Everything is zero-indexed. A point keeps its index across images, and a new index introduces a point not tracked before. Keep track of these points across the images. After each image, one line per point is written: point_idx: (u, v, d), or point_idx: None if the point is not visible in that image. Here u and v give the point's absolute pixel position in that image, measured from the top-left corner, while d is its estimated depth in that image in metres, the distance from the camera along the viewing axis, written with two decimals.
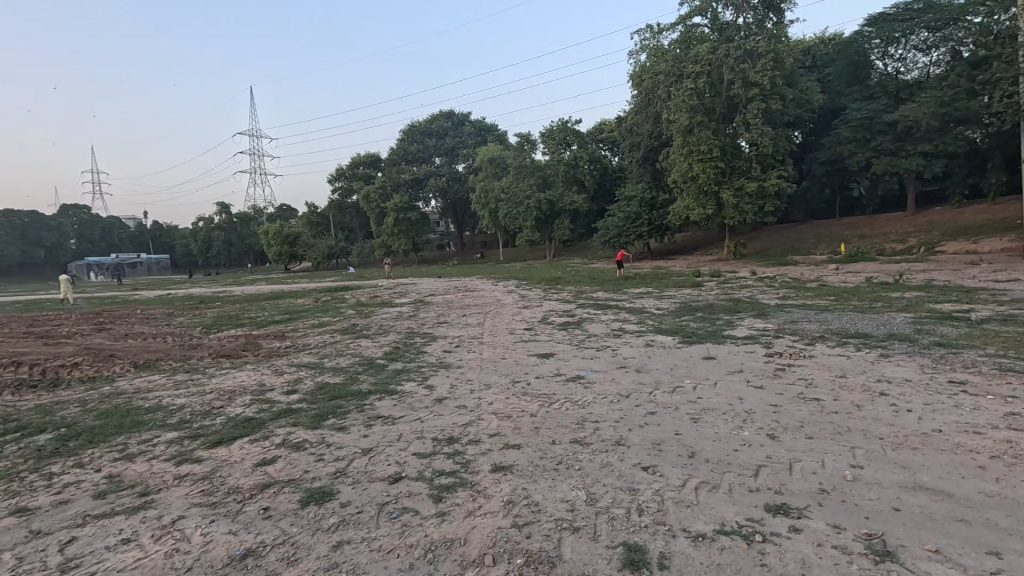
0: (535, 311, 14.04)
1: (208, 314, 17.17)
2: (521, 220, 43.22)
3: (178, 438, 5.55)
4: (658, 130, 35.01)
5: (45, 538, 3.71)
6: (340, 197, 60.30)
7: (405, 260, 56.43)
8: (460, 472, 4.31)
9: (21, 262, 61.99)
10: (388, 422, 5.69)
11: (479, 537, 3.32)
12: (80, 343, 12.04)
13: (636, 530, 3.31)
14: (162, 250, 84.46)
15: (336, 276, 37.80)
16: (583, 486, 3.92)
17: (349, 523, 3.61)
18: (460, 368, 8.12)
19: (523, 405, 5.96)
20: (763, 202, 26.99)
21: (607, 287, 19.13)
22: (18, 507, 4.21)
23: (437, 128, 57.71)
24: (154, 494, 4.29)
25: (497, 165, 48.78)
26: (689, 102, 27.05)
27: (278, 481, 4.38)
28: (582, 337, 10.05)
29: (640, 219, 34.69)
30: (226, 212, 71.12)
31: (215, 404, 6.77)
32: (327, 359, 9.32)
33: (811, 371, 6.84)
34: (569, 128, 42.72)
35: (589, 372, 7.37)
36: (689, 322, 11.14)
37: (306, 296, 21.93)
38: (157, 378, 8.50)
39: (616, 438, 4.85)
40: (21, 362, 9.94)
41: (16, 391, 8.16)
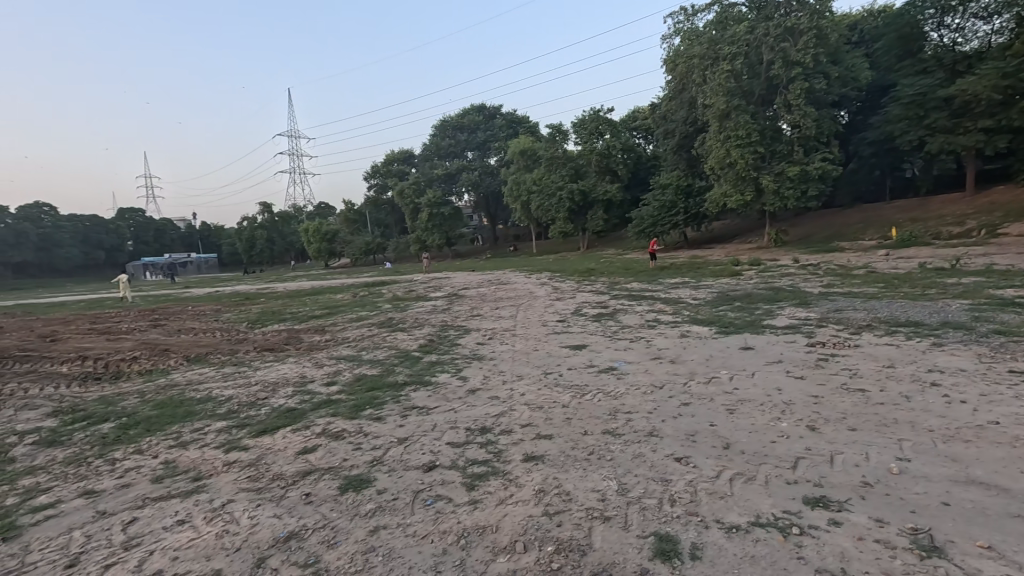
0: (568, 303, 13.99)
1: (253, 310, 17.94)
2: (553, 212, 42.96)
3: (226, 427, 5.86)
4: (694, 116, 34.26)
5: (110, 518, 3.99)
6: (376, 194, 61.57)
7: (440, 254, 57.12)
8: (492, 461, 4.38)
9: (84, 264, 66.20)
10: (422, 412, 5.82)
11: (511, 524, 3.37)
12: (138, 338, 12.81)
13: (667, 521, 3.29)
14: (210, 249, 88.37)
15: (374, 272, 38.62)
16: (614, 476, 3.91)
17: (385, 509, 3.73)
18: (493, 360, 8.21)
19: (555, 396, 5.99)
20: (806, 187, 25.88)
21: (643, 278, 18.84)
22: (85, 490, 4.55)
23: (469, 122, 57.86)
24: (206, 479, 4.55)
25: (529, 157, 48.36)
26: (726, 85, 26.21)
27: (318, 468, 4.56)
28: (615, 328, 9.97)
29: (676, 208, 33.91)
30: (269, 212, 73.76)
31: (260, 395, 7.10)
32: (365, 352, 9.60)
33: (856, 361, 6.57)
34: (602, 117, 42.09)
35: (622, 363, 7.31)
36: (727, 312, 10.86)
37: (345, 292, 22.57)
38: (207, 371, 8.97)
39: (649, 428, 4.81)
40: (86, 356, 10.69)
41: (83, 383, 8.79)
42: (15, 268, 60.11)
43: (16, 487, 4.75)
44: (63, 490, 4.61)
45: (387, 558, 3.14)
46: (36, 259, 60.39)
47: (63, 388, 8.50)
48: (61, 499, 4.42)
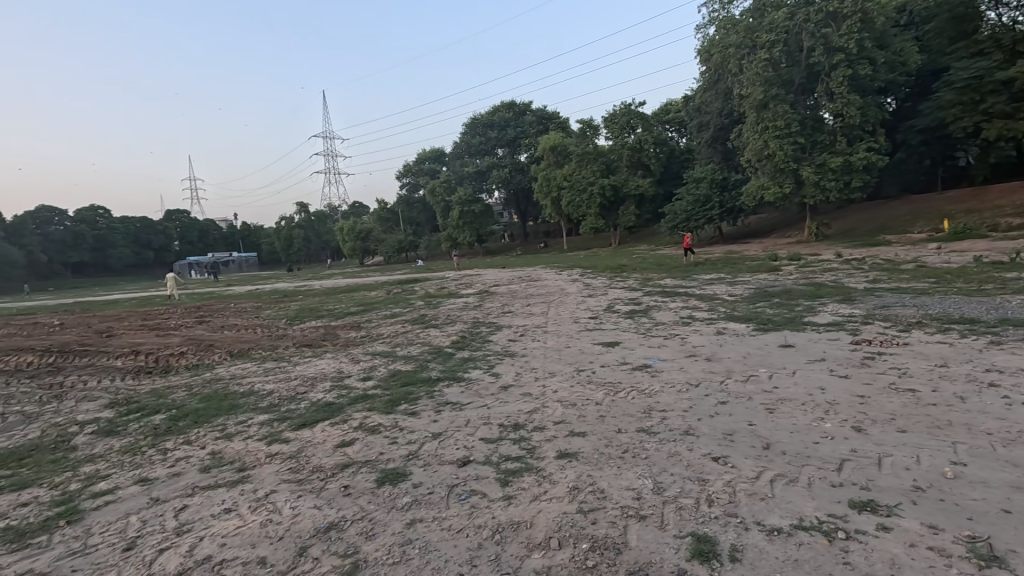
0: (600, 300, 13.87)
1: (291, 307, 18.43)
2: (584, 208, 42.52)
3: (268, 420, 6.07)
4: (730, 107, 33.46)
5: (163, 504, 4.21)
6: (408, 193, 62.68)
7: (470, 251, 57.45)
8: (525, 457, 4.40)
9: (135, 264, 69.72)
10: (456, 408, 5.88)
11: (545, 521, 3.38)
12: (185, 334, 13.40)
13: (704, 521, 3.23)
14: (250, 248, 91.39)
15: (406, 270, 39.24)
16: (650, 475, 3.85)
17: (420, 502, 3.80)
18: (524, 357, 8.21)
19: (588, 393, 5.96)
20: (850, 178, 24.81)
21: (677, 274, 18.46)
22: (140, 477, 4.80)
23: (500, 119, 57.77)
24: (250, 470, 4.73)
25: (559, 152, 47.70)
26: (763, 75, 25.37)
27: (356, 461, 4.67)
28: (649, 325, 9.83)
29: (711, 201, 33.02)
30: (305, 211, 75.86)
31: (300, 389, 7.34)
32: (399, 348, 9.79)
33: (905, 360, 6.26)
34: (633, 111, 41.57)
35: (655, 360, 7.21)
36: (765, 308, 10.52)
37: (379, 289, 22.89)
38: (249, 366, 9.31)
39: (684, 427, 4.73)
40: (139, 351, 11.27)
41: (136, 376, 9.27)
42: (74, 268, 63.97)
43: (78, 474, 5.05)
44: (120, 477, 4.88)
45: (424, 551, 3.19)
46: (92, 259, 64.07)
47: (119, 381, 9.01)
48: (119, 485, 4.68)
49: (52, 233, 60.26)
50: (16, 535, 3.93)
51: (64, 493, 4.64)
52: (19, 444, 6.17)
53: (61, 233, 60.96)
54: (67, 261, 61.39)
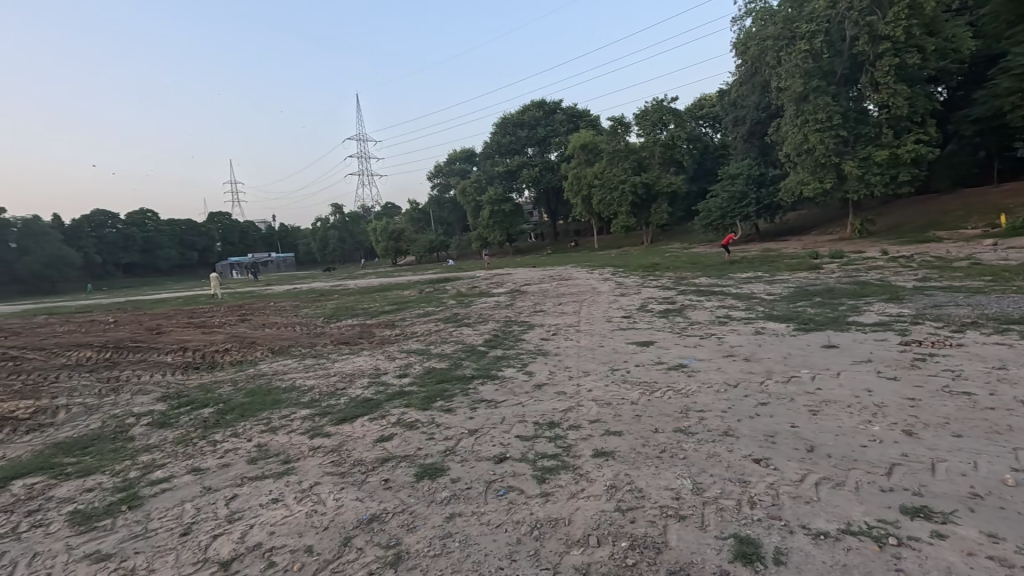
0: (633, 299, 13.73)
1: (328, 305, 18.91)
2: (615, 206, 42.01)
3: (310, 415, 6.28)
4: (767, 101, 32.59)
5: (215, 493, 4.42)
6: (439, 193, 63.61)
7: (501, 251, 57.65)
8: (562, 456, 4.41)
9: (181, 264, 72.88)
10: (490, 405, 5.94)
11: (583, 518, 3.38)
12: (229, 331, 13.98)
13: (746, 522, 3.18)
14: (288, 249, 94.25)
15: (437, 269, 39.69)
16: (689, 475, 3.82)
17: (460, 497, 3.87)
18: (557, 356, 8.20)
19: (624, 392, 5.92)
20: (897, 171, 23.75)
21: (711, 273, 18.06)
22: (193, 467, 5.05)
23: (530, 118, 57.71)
24: (295, 462, 4.91)
25: (590, 150, 47.31)
26: (803, 66, 24.56)
27: (395, 456, 4.80)
28: (683, 325, 9.68)
29: (747, 198, 32.11)
30: (340, 213, 77.73)
31: (338, 385, 7.56)
32: (433, 346, 9.94)
33: (960, 362, 5.98)
34: (665, 107, 40.99)
35: (691, 360, 7.10)
36: (806, 308, 10.19)
37: (412, 288, 23.25)
38: (290, 362, 9.65)
39: (724, 428, 4.65)
40: (186, 347, 11.83)
41: (185, 371, 9.73)
42: (125, 268, 67.36)
43: (138, 462, 5.35)
44: (175, 466, 5.15)
45: (464, 544, 3.25)
46: (142, 260, 67.32)
47: (169, 375, 9.49)
48: (174, 474, 4.94)
49: (106, 235, 63.65)
50: (85, 517, 4.21)
51: (125, 480, 4.92)
52: (82, 433, 6.58)
53: (114, 235, 64.35)
54: (119, 262, 64.72)
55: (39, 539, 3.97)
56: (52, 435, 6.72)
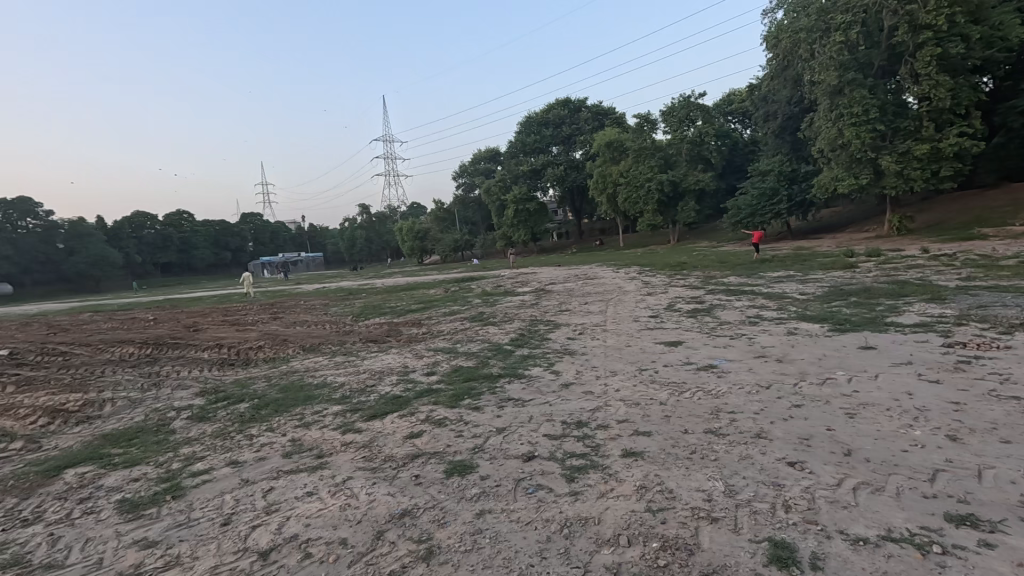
0: (660, 298, 13.56)
1: (355, 304, 19.25)
2: (641, 204, 41.45)
3: (342, 411, 6.42)
4: (800, 95, 31.75)
5: (253, 485, 4.57)
6: (464, 192, 64.03)
7: (525, 250, 57.67)
8: (590, 455, 4.40)
9: (215, 263, 75.19)
10: (518, 404, 5.98)
11: (613, 518, 3.38)
12: (262, 329, 14.39)
13: (781, 525, 3.13)
14: (317, 248, 96.25)
15: (462, 268, 39.91)
16: (721, 477, 3.77)
17: (489, 494, 3.91)
18: (584, 356, 8.16)
19: (652, 392, 5.87)
20: (938, 166, 22.80)
21: (741, 272, 17.69)
22: (231, 460, 5.23)
23: (554, 116, 57.48)
24: (327, 457, 5.04)
25: (615, 148, 46.62)
26: (838, 58, 23.83)
27: (425, 452, 4.87)
28: (713, 324, 9.51)
29: (779, 195, 31.31)
30: (367, 213, 78.99)
31: (369, 382, 7.71)
32: (460, 344, 10.04)
33: (1008, 364, 5.73)
34: (693, 103, 40.53)
35: (722, 360, 6.99)
36: (841, 308, 9.91)
37: (437, 287, 23.50)
38: (321, 360, 9.86)
39: (756, 430, 4.57)
40: (222, 344, 12.24)
41: (221, 367, 10.06)
42: (163, 268, 69.83)
43: (179, 454, 5.58)
44: (214, 458, 5.34)
45: (494, 541, 3.28)
46: (178, 259, 69.72)
47: (207, 371, 9.85)
48: (213, 466, 5.13)
49: (145, 236, 66.06)
50: (132, 506, 4.41)
51: (168, 471, 5.14)
52: (128, 425, 6.90)
53: (153, 236, 66.84)
54: (157, 261, 67.14)
55: (91, 525, 4.19)
56: (100, 426, 7.06)
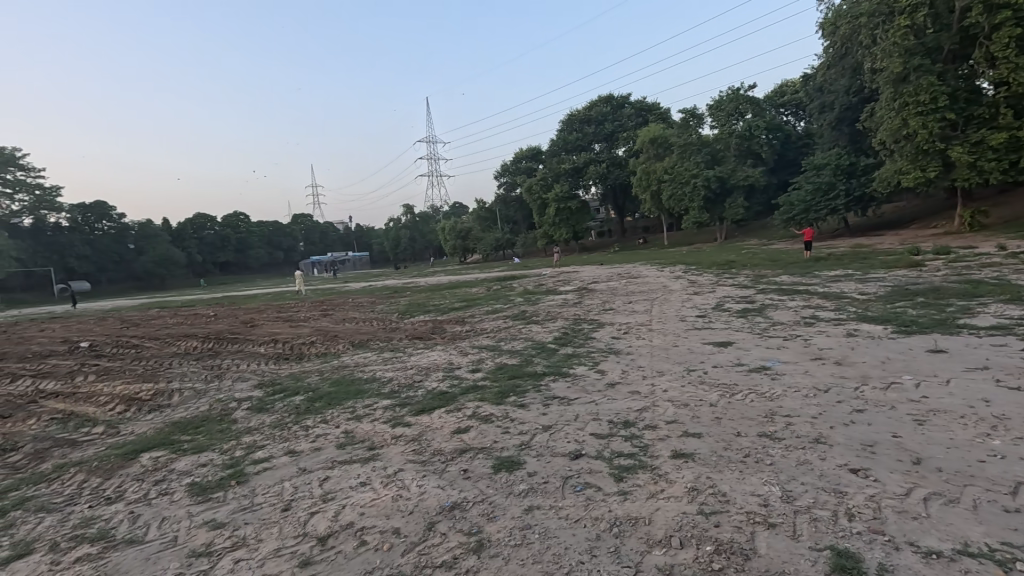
0: (708, 298, 13.18)
1: (401, 302, 19.72)
2: (686, 201, 40.41)
3: (391, 405, 6.61)
4: (859, 84, 30.09)
5: (310, 474, 4.79)
6: (505, 191, 64.35)
7: (567, 249, 57.40)
8: (639, 455, 4.35)
9: (268, 261, 78.79)
10: (564, 402, 5.98)
11: (664, 519, 3.33)
12: (313, 325, 15.00)
13: (844, 534, 3.00)
14: (363, 248, 99.26)
15: (504, 267, 40.14)
16: (778, 482, 3.64)
17: (537, 491, 3.93)
18: (628, 355, 8.07)
19: (702, 393, 5.74)
20: (1017, 156, 21.05)
21: (795, 271, 16.94)
22: (289, 449, 5.49)
23: (597, 113, 56.84)
24: (379, 449, 5.21)
25: (659, 144, 45.60)
26: (902, 43, 22.43)
27: (472, 447, 4.95)
28: (765, 325, 9.17)
29: (835, 189, 29.78)
30: (411, 213, 80.79)
31: (416, 378, 7.90)
32: (504, 342, 10.11)
33: None
34: (743, 96, 39.60)
35: (776, 362, 6.73)
36: (907, 308, 9.33)
37: (479, 286, 23.73)
38: (370, 355, 10.19)
39: (815, 434, 4.39)
40: (277, 339, 12.85)
41: (277, 362, 10.55)
42: (222, 267, 73.76)
43: (241, 442, 5.90)
44: (273, 448, 5.62)
45: (543, 537, 3.30)
46: (235, 259, 73.50)
47: (264, 365, 10.37)
48: (273, 455, 5.40)
49: (205, 236, 69.94)
50: (201, 489, 4.70)
51: (232, 458, 5.44)
52: (195, 414, 7.38)
53: (213, 237, 70.72)
54: (216, 260, 71.02)
55: (166, 505, 4.50)
56: (170, 414, 7.58)
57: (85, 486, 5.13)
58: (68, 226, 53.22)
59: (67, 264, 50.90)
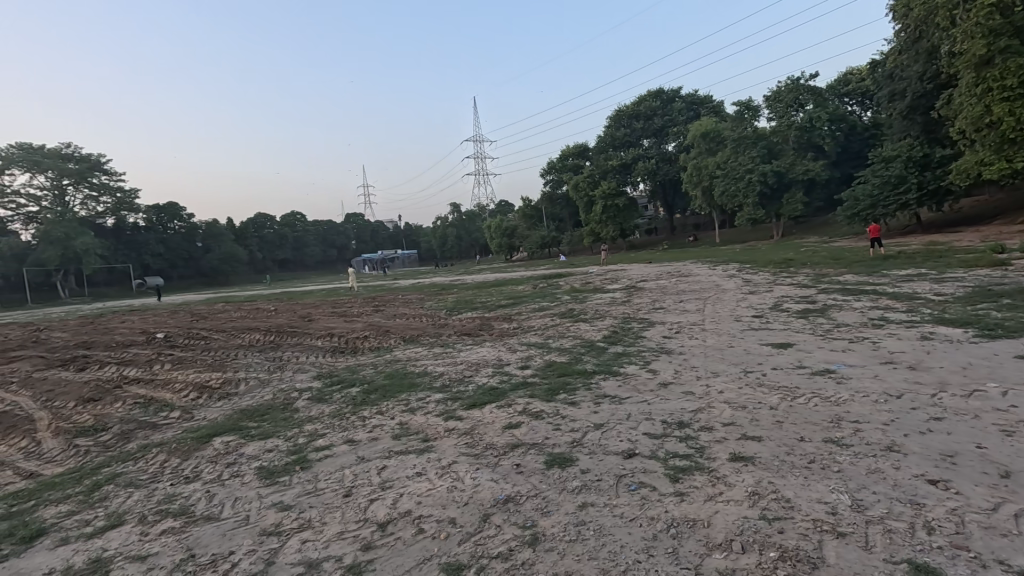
0: (765, 297, 12.64)
1: (449, 299, 20.03)
2: (740, 197, 38.92)
3: (443, 399, 6.76)
4: (935, 69, 27.96)
5: (367, 462, 4.98)
6: (552, 189, 63.93)
7: (613, 247, 56.63)
8: (695, 457, 4.26)
9: (323, 259, 82.02)
10: (616, 401, 5.93)
11: (724, 522, 3.26)
12: (366, 320, 15.54)
13: (923, 547, 2.83)
14: (411, 246, 101.44)
15: (550, 265, 40.03)
16: (846, 490, 3.47)
17: (590, 487, 3.93)
18: (681, 355, 7.88)
19: (761, 396, 5.53)
20: None
21: (860, 270, 16.01)
22: (348, 438, 5.73)
23: (646, 108, 55.63)
24: (432, 441, 5.34)
25: (711, 139, 44.22)
26: (986, 23, 20.66)
27: (524, 443, 4.99)
28: (828, 326, 8.71)
29: (906, 183, 27.81)
30: (458, 211, 81.93)
31: (466, 373, 8.04)
32: (552, 340, 10.10)
33: None
34: (803, 86, 37.71)
35: (841, 365, 6.39)
36: (989, 311, 8.61)
37: (526, 284, 23.89)
38: (421, 350, 10.45)
39: (887, 442, 4.14)
40: (333, 333, 13.41)
41: (334, 355, 11.00)
42: (280, 264, 77.45)
43: (303, 430, 6.21)
44: (333, 436, 5.87)
45: (599, 533, 3.30)
46: (292, 256, 77.04)
47: (321, 357, 10.86)
48: (334, 442, 5.66)
49: (265, 235, 73.74)
50: (268, 473, 4.99)
51: (295, 445, 5.74)
52: (261, 402, 7.84)
53: (272, 235, 74.50)
54: (275, 258, 74.67)
55: (238, 486, 4.81)
56: (239, 401, 8.09)
57: (166, 465, 5.56)
58: (144, 225, 57.46)
59: (143, 261, 54.95)
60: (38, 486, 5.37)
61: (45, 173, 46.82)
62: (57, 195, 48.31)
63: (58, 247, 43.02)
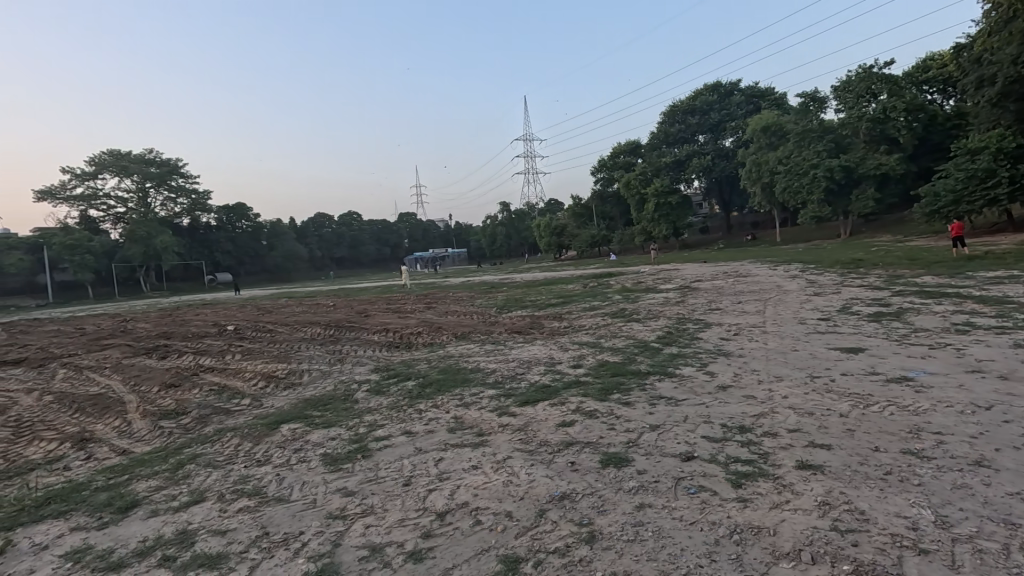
0: (833, 299, 11.94)
1: (499, 297, 20.11)
2: (804, 193, 36.97)
3: (496, 395, 6.84)
4: None
5: (425, 454, 5.13)
6: (602, 187, 63.08)
7: (665, 246, 55.22)
8: (758, 462, 4.11)
9: (377, 257, 84.64)
10: (671, 402, 5.79)
11: (792, 531, 3.13)
12: (418, 317, 15.93)
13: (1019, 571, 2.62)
14: (461, 244, 102.85)
15: (600, 264, 39.44)
16: (929, 505, 3.25)
17: (647, 489, 3.87)
18: (741, 357, 7.60)
19: (829, 402, 5.25)
20: None
21: (941, 271, 14.82)
22: (406, 430, 5.91)
23: (702, 103, 53.83)
24: (487, 436, 5.42)
25: (772, 133, 42.23)
26: None
27: (578, 441, 4.98)
28: (904, 331, 8.14)
29: (996, 177, 25.51)
30: (507, 210, 82.29)
31: (518, 371, 8.08)
32: (604, 340, 9.98)
33: None
34: (876, 74, 35.29)
35: (920, 373, 5.95)
36: None
37: (577, 282, 23.62)
38: (473, 347, 10.61)
39: (975, 456, 3.83)
40: (388, 329, 13.86)
41: (389, 349, 11.39)
42: (337, 262, 80.71)
43: (363, 420, 6.48)
44: (391, 427, 6.08)
45: (657, 535, 3.25)
46: (348, 255, 80.02)
47: (377, 351, 11.27)
48: (392, 433, 5.85)
49: (324, 234, 77.02)
50: (332, 460, 5.25)
51: (356, 434, 5.99)
52: (323, 392, 8.25)
53: (331, 234, 77.73)
54: (332, 255, 77.86)
55: (305, 470, 5.08)
56: (302, 391, 8.54)
57: (240, 449, 5.95)
58: (215, 225, 61.38)
59: (214, 258, 58.83)
60: (130, 462, 5.89)
61: (131, 177, 51.05)
62: (141, 197, 52.43)
63: (141, 245, 46.81)
